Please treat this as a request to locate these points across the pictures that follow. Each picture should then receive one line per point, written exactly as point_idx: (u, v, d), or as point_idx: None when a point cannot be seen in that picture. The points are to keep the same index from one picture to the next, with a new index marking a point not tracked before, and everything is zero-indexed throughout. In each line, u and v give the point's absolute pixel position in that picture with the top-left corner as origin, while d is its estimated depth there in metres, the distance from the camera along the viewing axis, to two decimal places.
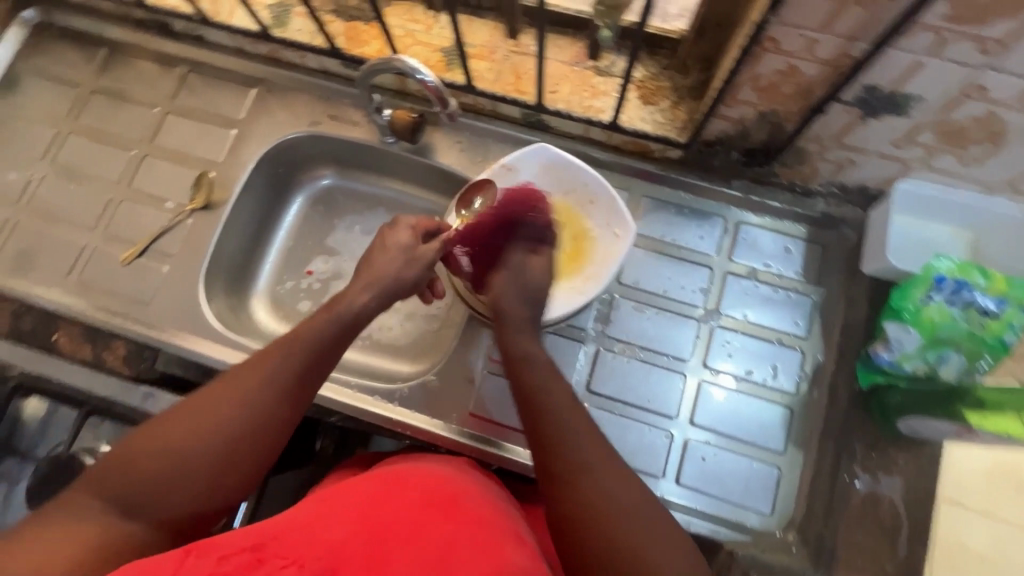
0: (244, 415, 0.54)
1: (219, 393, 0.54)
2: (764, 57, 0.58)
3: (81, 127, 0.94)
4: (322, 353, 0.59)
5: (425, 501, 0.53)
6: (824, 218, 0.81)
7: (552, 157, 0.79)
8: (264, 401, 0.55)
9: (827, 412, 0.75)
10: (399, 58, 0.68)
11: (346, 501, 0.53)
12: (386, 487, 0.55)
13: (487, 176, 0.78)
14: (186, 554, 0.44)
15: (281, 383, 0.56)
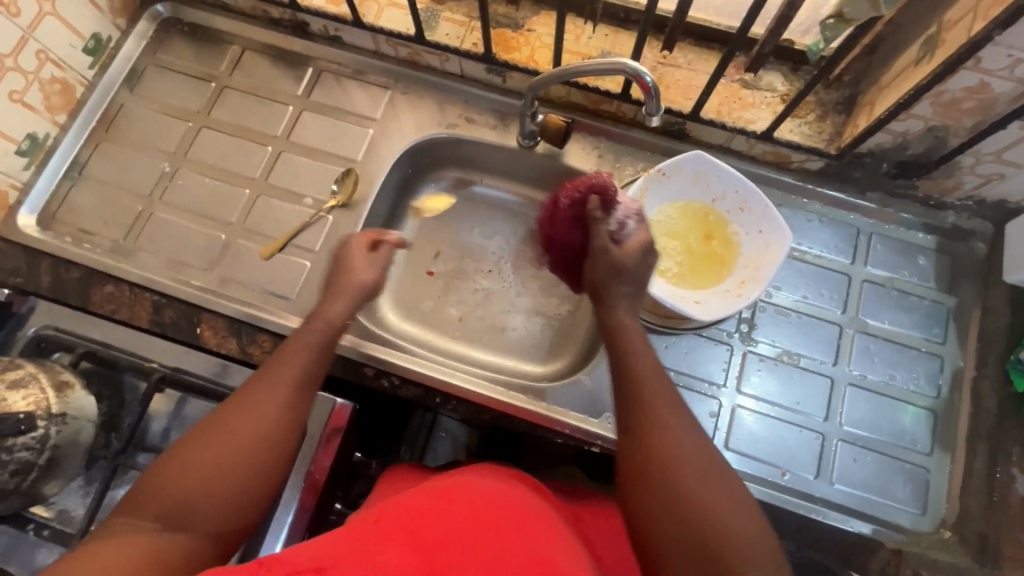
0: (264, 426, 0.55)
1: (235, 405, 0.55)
2: (961, 73, 0.61)
3: (212, 121, 0.93)
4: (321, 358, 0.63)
5: (485, 516, 0.54)
6: (955, 230, 0.85)
7: (706, 164, 0.80)
8: (278, 409, 0.56)
9: (971, 416, 0.78)
10: (620, 60, 0.66)
11: (397, 518, 0.54)
12: (438, 501, 0.56)
13: (644, 181, 0.80)
14: (253, 571, 0.46)
15: (295, 392, 0.58)
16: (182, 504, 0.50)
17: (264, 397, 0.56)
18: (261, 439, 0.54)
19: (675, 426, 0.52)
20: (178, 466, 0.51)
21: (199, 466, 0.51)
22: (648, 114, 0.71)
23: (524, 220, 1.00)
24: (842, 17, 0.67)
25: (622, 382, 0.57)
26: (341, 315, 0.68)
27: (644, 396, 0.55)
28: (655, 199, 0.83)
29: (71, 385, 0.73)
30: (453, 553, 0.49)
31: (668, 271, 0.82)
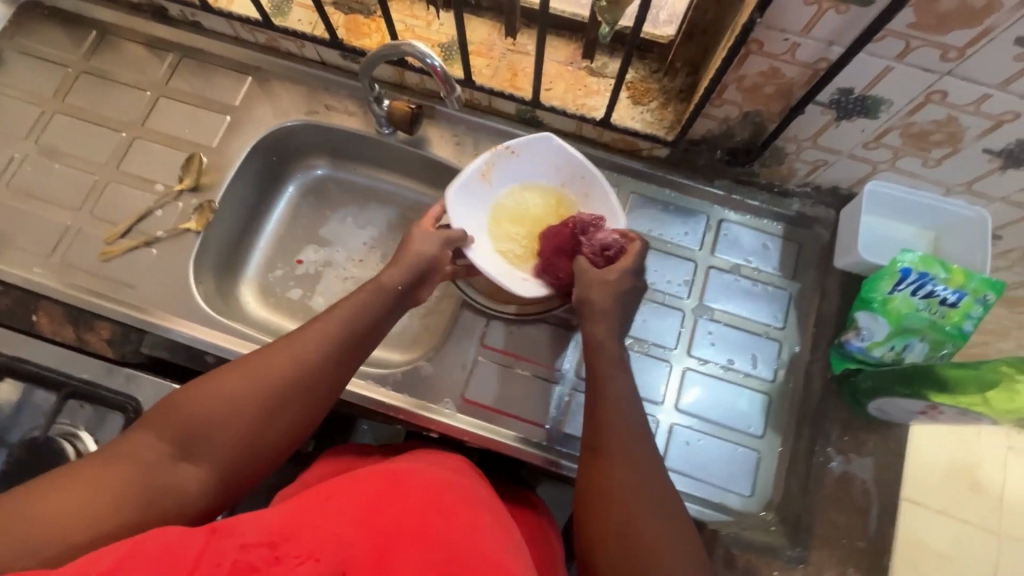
0: (257, 367, 0.59)
1: (273, 352, 0.61)
2: (751, 58, 0.62)
3: (66, 107, 0.92)
4: (381, 316, 0.68)
5: (440, 502, 0.53)
6: (799, 218, 0.86)
7: (557, 147, 0.81)
8: (322, 364, 0.62)
9: (802, 399, 0.79)
10: (409, 42, 0.66)
11: (344, 500, 0.51)
12: (388, 483, 0.54)
13: (491, 155, 0.79)
14: (207, 539, 0.45)
15: (339, 340, 0.63)
16: (182, 434, 0.55)
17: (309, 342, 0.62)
18: (279, 379, 0.59)
19: (638, 473, 0.57)
20: (173, 406, 0.56)
21: (194, 407, 0.56)
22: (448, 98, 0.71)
23: (393, 208, 0.99)
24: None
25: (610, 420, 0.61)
26: (394, 281, 0.70)
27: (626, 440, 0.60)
28: (501, 176, 0.82)
29: None
30: (407, 542, 0.47)
31: (508, 251, 0.81)
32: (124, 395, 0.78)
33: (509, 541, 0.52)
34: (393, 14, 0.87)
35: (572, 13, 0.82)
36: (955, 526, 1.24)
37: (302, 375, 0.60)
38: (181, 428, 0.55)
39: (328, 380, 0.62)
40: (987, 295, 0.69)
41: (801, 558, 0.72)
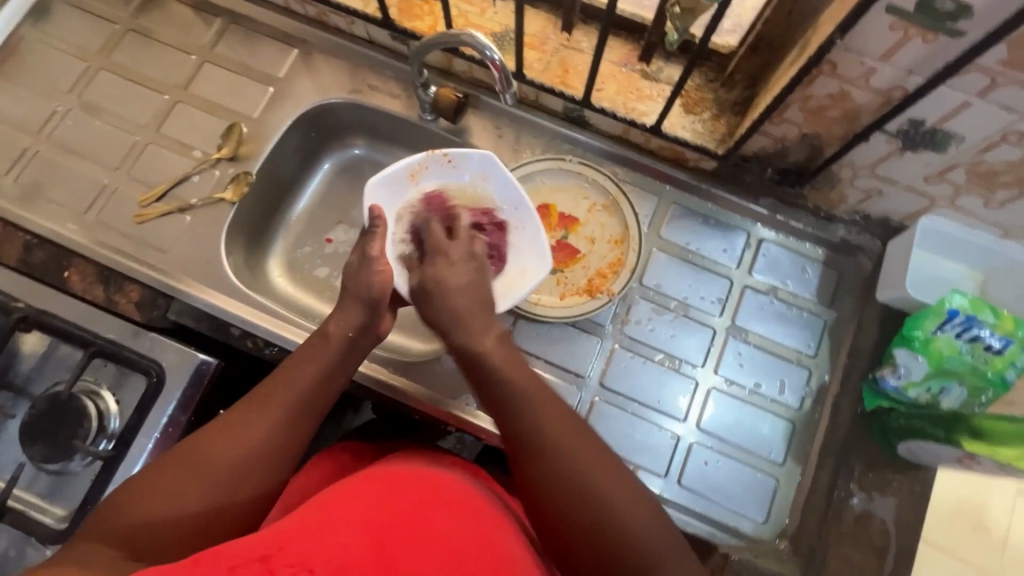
0: (202, 455, 0.56)
1: (218, 435, 0.58)
2: (820, 80, 0.60)
3: (111, 64, 0.91)
4: (329, 386, 0.64)
5: (427, 503, 0.56)
6: (843, 245, 0.83)
7: (497, 169, 0.76)
8: (282, 422, 0.60)
9: (827, 431, 0.78)
10: (470, 32, 0.64)
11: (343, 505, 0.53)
12: (378, 489, 0.56)
13: (425, 158, 0.75)
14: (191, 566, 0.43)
15: (297, 400, 0.62)
16: (133, 534, 0.51)
17: (252, 421, 0.59)
18: (244, 450, 0.57)
19: (594, 469, 0.55)
20: (119, 506, 0.53)
21: (140, 505, 0.52)
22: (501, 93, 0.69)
23: None
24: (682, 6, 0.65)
25: (532, 436, 0.57)
26: (341, 330, 0.67)
27: (561, 442, 0.56)
28: (430, 180, 0.77)
29: None
30: (406, 539, 0.50)
31: None
32: (149, 358, 0.77)
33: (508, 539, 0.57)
34: None
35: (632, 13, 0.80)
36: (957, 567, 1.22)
37: (253, 458, 0.58)
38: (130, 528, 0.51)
39: (278, 460, 0.59)
40: None
41: None
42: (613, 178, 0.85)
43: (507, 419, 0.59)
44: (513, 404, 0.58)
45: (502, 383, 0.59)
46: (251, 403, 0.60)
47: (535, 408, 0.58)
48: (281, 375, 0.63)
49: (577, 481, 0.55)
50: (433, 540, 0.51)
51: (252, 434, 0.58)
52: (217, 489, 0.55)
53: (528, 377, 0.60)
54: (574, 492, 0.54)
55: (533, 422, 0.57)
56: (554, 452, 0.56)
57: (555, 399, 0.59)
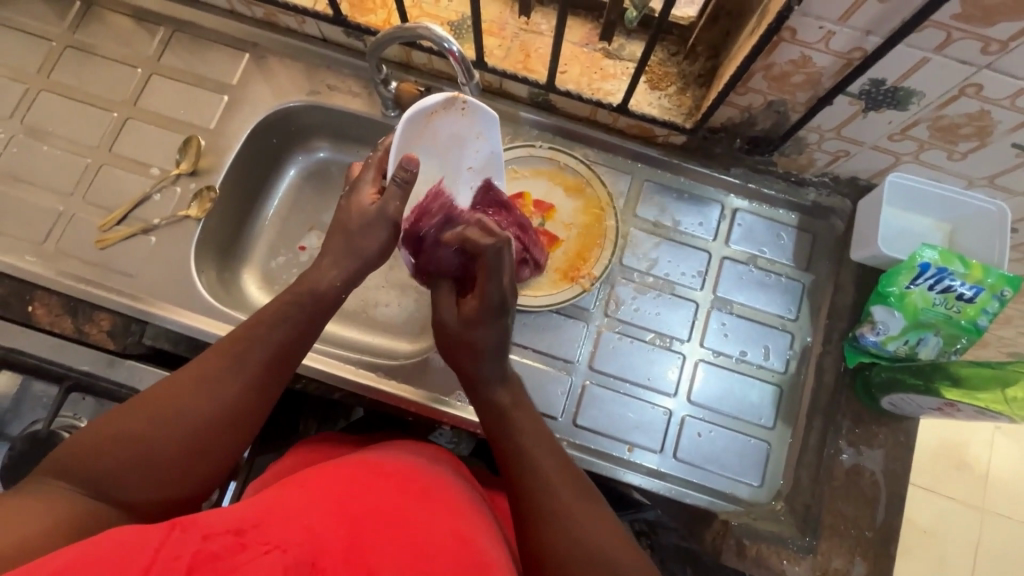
0: (171, 402, 0.53)
1: (187, 383, 0.54)
2: (782, 46, 0.60)
3: (52, 84, 0.87)
4: (301, 341, 0.62)
5: (406, 489, 0.57)
6: (814, 208, 0.85)
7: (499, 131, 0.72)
8: (264, 369, 0.58)
9: (813, 392, 0.79)
10: (425, 25, 0.63)
11: (321, 493, 0.52)
12: (363, 476, 0.57)
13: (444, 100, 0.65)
14: (168, 531, 0.43)
15: (278, 345, 0.59)
16: (96, 477, 0.49)
17: (224, 374, 0.56)
18: (225, 388, 0.55)
19: (568, 485, 0.55)
20: (81, 448, 0.50)
21: (104, 450, 0.50)
22: (463, 83, 0.68)
23: None
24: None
25: (510, 445, 0.59)
26: (330, 284, 0.64)
27: (534, 453, 0.57)
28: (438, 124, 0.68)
29: None
30: (379, 526, 0.50)
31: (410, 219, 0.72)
32: (128, 388, 0.75)
33: (484, 527, 0.57)
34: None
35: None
36: (947, 507, 1.26)
37: (225, 410, 0.55)
38: (93, 471, 0.49)
39: (250, 413, 0.56)
40: (1004, 290, 0.69)
41: (810, 548, 0.74)
42: (585, 160, 0.86)
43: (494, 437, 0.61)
44: (500, 420, 0.62)
45: (490, 395, 0.63)
46: (224, 353, 0.57)
47: (518, 424, 0.60)
48: (255, 328, 0.59)
49: (543, 488, 0.55)
50: (406, 527, 0.51)
51: (224, 385, 0.55)
52: (187, 437, 0.52)
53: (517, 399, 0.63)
54: (538, 498, 0.54)
55: (517, 434, 0.60)
56: (530, 460, 0.57)
57: (535, 416, 0.62)
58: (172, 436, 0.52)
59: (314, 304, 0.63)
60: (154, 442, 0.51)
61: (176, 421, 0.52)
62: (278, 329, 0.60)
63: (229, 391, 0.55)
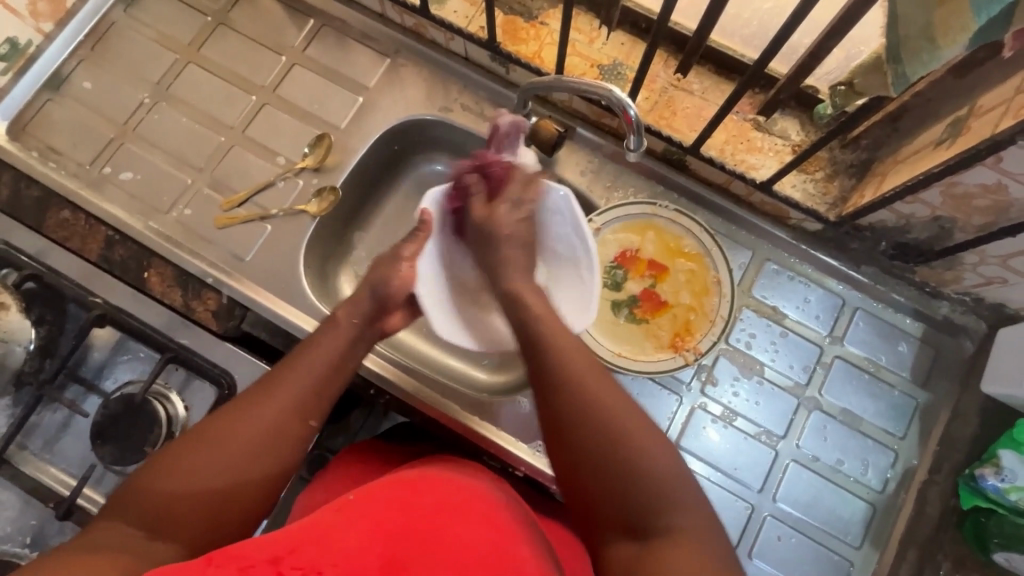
0: (217, 436, 0.55)
1: (234, 419, 0.56)
2: (978, 169, 0.56)
3: (201, 59, 0.89)
4: (340, 373, 0.63)
5: (448, 502, 0.55)
6: (945, 323, 0.79)
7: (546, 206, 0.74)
8: (302, 394, 0.59)
9: (910, 520, 0.75)
10: (606, 86, 0.62)
11: (361, 504, 0.53)
12: (401, 491, 0.56)
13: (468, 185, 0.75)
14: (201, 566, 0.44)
15: (315, 371, 0.61)
16: (152, 510, 0.50)
17: (264, 403, 0.57)
18: (269, 419, 0.57)
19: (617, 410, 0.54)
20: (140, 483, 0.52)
21: (160, 481, 0.51)
22: (629, 148, 0.67)
23: None
24: (849, 86, 0.61)
25: (560, 381, 0.56)
26: (349, 315, 0.66)
27: (609, 414, 0.53)
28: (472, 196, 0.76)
29: (5, 307, 0.72)
30: (419, 540, 0.50)
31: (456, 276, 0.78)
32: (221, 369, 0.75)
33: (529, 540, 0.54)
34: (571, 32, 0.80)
35: (776, 69, 0.73)
36: None
37: (268, 435, 0.56)
38: (147, 505, 0.50)
39: (289, 442, 0.57)
40: None
41: None
42: (709, 229, 0.81)
43: (545, 379, 0.57)
44: (560, 375, 0.56)
45: (541, 349, 0.59)
46: (264, 385, 0.59)
47: (576, 379, 0.55)
48: (295, 357, 0.62)
49: (608, 436, 0.52)
50: (442, 541, 0.50)
51: (261, 412, 0.57)
52: (233, 468, 0.54)
53: (584, 358, 0.58)
54: (613, 444, 0.52)
55: (580, 391, 0.55)
56: (583, 390, 0.55)
57: (595, 367, 0.57)
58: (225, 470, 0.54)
59: (349, 338, 0.65)
60: (204, 474, 0.53)
61: (227, 454, 0.54)
62: (310, 356, 0.62)
63: (267, 420, 0.57)
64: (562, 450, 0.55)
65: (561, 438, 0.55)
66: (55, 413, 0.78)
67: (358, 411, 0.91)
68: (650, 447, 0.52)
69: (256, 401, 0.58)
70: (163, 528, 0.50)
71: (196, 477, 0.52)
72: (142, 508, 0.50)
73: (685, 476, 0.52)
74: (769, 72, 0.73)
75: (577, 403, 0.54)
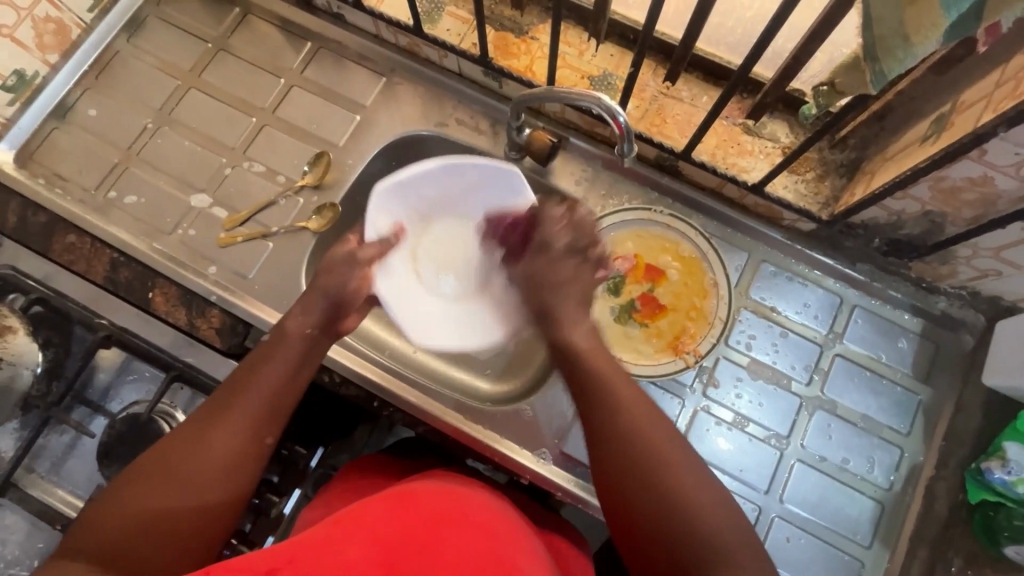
0: (166, 468, 0.53)
1: (182, 446, 0.54)
2: (963, 163, 0.57)
3: (202, 84, 0.92)
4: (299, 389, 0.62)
5: (446, 512, 0.56)
6: (944, 318, 0.79)
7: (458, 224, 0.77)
8: (252, 414, 0.57)
9: (919, 517, 0.74)
10: (596, 94, 0.63)
11: (363, 516, 0.53)
12: (401, 503, 0.56)
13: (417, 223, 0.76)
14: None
15: (264, 390, 0.58)
16: (103, 551, 0.48)
17: (215, 427, 0.55)
18: (221, 443, 0.55)
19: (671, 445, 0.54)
20: (98, 514, 0.50)
21: (110, 520, 0.49)
22: (621, 154, 0.69)
23: None
24: (831, 89, 0.60)
25: (612, 425, 0.56)
26: (300, 326, 0.63)
27: (660, 450, 0.54)
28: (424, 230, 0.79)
29: (12, 330, 0.73)
30: (414, 550, 0.50)
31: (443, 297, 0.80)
32: None
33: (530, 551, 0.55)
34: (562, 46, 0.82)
35: (761, 73, 0.75)
36: None
37: (220, 459, 0.54)
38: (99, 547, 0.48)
39: (252, 462, 0.56)
40: None
41: None
42: (703, 233, 0.82)
43: (595, 426, 0.56)
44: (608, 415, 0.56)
45: (588, 388, 0.58)
46: (212, 408, 0.57)
47: (635, 428, 0.55)
48: (243, 372, 0.59)
49: (665, 477, 0.52)
50: (439, 551, 0.50)
51: (213, 436, 0.55)
52: (184, 502, 0.52)
53: (636, 398, 0.57)
54: (664, 500, 0.52)
55: (627, 433, 0.55)
56: (639, 434, 0.54)
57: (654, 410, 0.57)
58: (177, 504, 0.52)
59: (301, 349, 0.62)
60: (155, 509, 0.51)
61: (179, 487, 0.52)
62: (258, 373, 0.59)
63: (219, 444, 0.55)
64: (612, 493, 0.54)
65: (610, 479, 0.55)
66: (62, 436, 0.79)
67: None
68: (700, 494, 0.52)
69: (204, 423, 0.55)
70: (115, 564, 0.48)
71: (148, 513, 0.50)
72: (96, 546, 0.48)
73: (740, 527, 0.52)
74: (754, 77, 0.75)
75: (633, 451, 0.54)
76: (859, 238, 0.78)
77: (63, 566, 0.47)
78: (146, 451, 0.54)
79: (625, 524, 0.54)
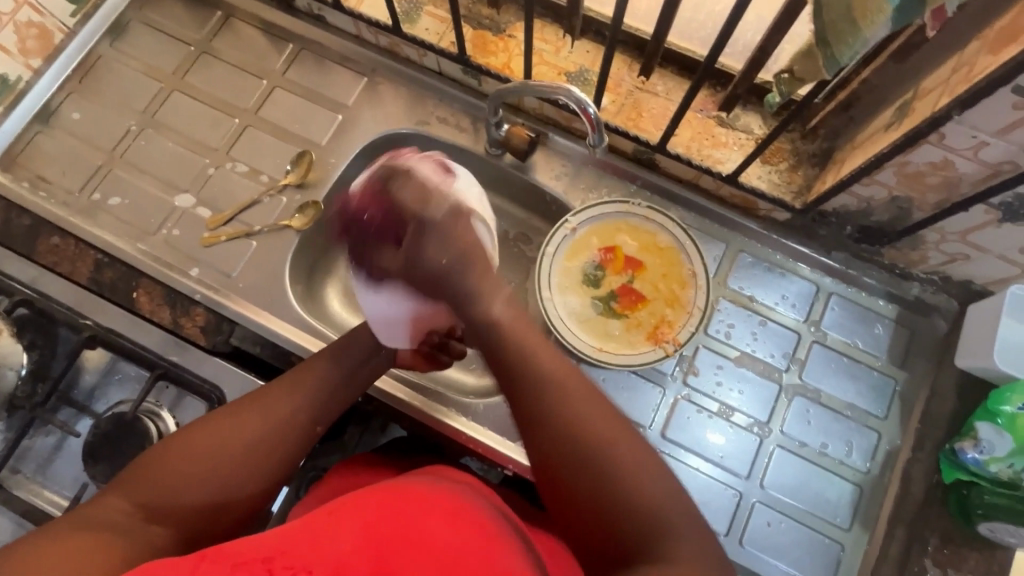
0: (229, 432, 0.59)
1: (244, 417, 0.60)
2: (924, 147, 0.58)
3: (185, 86, 0.92)
4: (356, 390, 0.70)
5: (437, 506, 0.56)
6: (917, 303, 0.80)
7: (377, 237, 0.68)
8: (307, 405, 0.64)
9: (897, 498, 0.76)
10: (566, 87, 0.65)
11: (351, 513, 0.54)
12: (393, 495, 0.57)
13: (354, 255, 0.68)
14: (196, 563, 0.46)
15: (318, 385, 0.66)
16: (156, 493, 0.53)
17: (278, 404, 0.63)
18: (281, 422, 0.62)
19: (609, 421, 0.54)
20: (151, 460, 0.56)
21: (168, 468, 0.55)
22: (593, 145, 0.70)
23: None
24: (794, 74, 0.58)
25: (554, 405, 0.55)
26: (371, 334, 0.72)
27: (601, 436, 0.53)
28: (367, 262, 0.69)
29: None
30: (403, 545, 0.50)
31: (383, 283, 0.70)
32: (210, 384, 0.77)
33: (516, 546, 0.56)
34: (539, 43, 0.84)
35: (732, 66, 0.76)
36: None
37: (277, 435, 0.61)
38: (155, 488, 0.54)
39: (297, 444, 0.63)
40: None
41: None
42: (681, 224, 0.83)
43: (526, 404, 0.56)
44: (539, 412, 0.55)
45: (517, 367, 0.58)
46: (277, 390, 0.64)
47: (570, 407, 0.54)
48: (305, 366, 0.68)
49: (605, 459, 0.52)
50: (427, 543, 0.51)
51: (277, 413, 0.62)
52: (239, 464, 0.58)
53: (570, 379, 0.56)
54: (605, 480, 0.51)
55: (563, 416, 0.54)
56: (574, 417, 0.54)
57: (587, 388, 0.56)
58: (232, 469, 0.57)
59: (372, 347, 0.71)
60: (213, 465, 0.57)
61: (235, 451, 0.58)
62: (318, 371, 0.67)
63: (283, 415, 0.62)
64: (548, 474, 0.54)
65: (546, 457, 0.54)
66: (47, 437, 0.79)
67: (354, 427, 0.92)
68: (640, 472, 0.51)
69: (268, 402, 0.63)
70: (163, 510, 0.53)
71: (201, 467, 0.56)
72: (148, 488, 0.53)
73: (686, 506, 0.51)
74: (726, 69, 0.77)
75: (563, 434, 0.53)
76: (832, 227, 0.79)
77: (109, 502, 0.52)
78: (207, 415, 0.61)
79: (569, 505, 0.53)
